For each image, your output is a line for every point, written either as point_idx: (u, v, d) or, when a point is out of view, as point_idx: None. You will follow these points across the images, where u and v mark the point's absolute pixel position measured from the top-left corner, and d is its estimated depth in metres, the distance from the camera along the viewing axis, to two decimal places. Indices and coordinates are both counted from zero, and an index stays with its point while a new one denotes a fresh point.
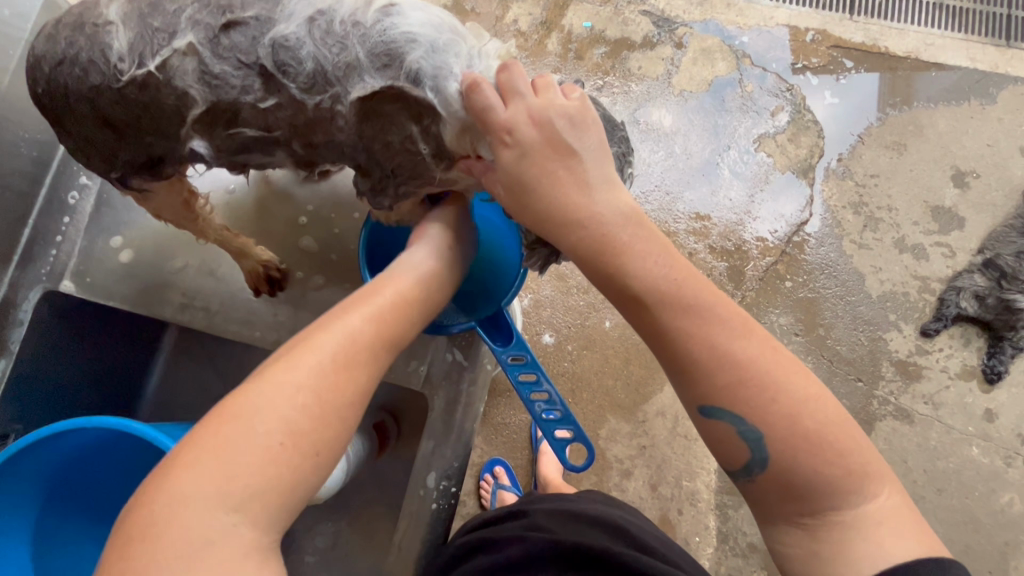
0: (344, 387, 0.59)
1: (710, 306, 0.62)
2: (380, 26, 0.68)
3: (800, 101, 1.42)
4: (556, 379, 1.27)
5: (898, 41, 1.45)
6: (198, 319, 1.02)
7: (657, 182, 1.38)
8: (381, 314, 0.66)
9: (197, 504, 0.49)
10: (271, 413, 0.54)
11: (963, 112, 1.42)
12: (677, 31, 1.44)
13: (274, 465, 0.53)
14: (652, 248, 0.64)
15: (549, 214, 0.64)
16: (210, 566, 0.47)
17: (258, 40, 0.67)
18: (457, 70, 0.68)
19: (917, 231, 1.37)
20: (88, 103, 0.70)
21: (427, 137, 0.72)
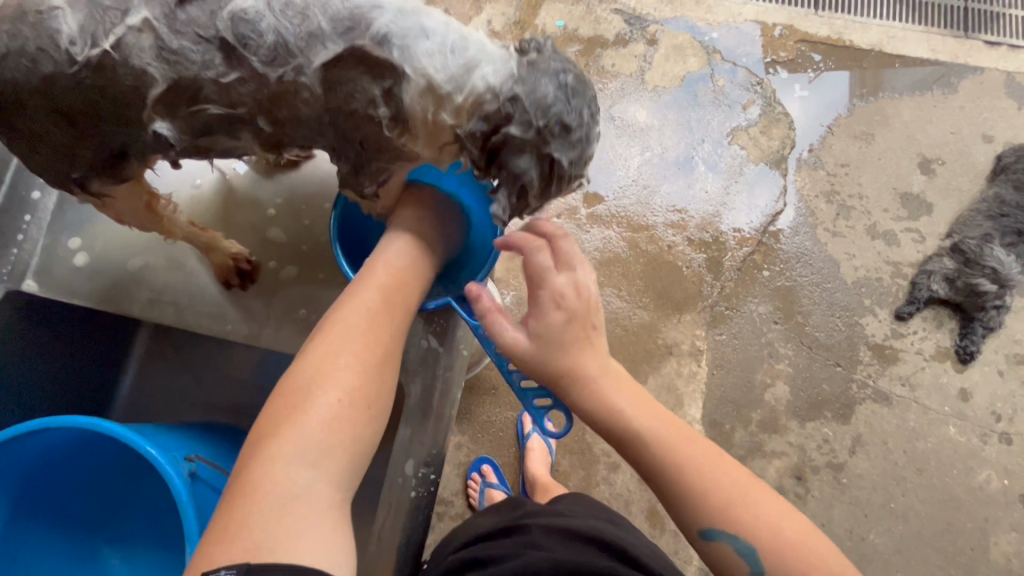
0: (377, 349, 0.65)
1: (682, 440, 0.69)
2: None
3: (770, 95, 1.45)
4: None
5: (862, 35, 1.49)
6: (167, 315, 1.03)
7: (634, 177, 1.40)
8: (388, 288, 0.72)
9: (278, 464, 0.54)
10: (323, 378, 0.60)
11: (927, 101, 1.46)
12: (648, 28, 1.46)
13: (340, 421, 0.58)
14: (625, 387, 0.72)
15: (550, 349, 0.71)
16: (303, 515, 0.52)
17: (217, 13, 0.66)
18: (426, 32, 0.68)
19: (887, 218, 1.40)
20: (39, 94, 0.68)
21: (388, 101, 0.70)
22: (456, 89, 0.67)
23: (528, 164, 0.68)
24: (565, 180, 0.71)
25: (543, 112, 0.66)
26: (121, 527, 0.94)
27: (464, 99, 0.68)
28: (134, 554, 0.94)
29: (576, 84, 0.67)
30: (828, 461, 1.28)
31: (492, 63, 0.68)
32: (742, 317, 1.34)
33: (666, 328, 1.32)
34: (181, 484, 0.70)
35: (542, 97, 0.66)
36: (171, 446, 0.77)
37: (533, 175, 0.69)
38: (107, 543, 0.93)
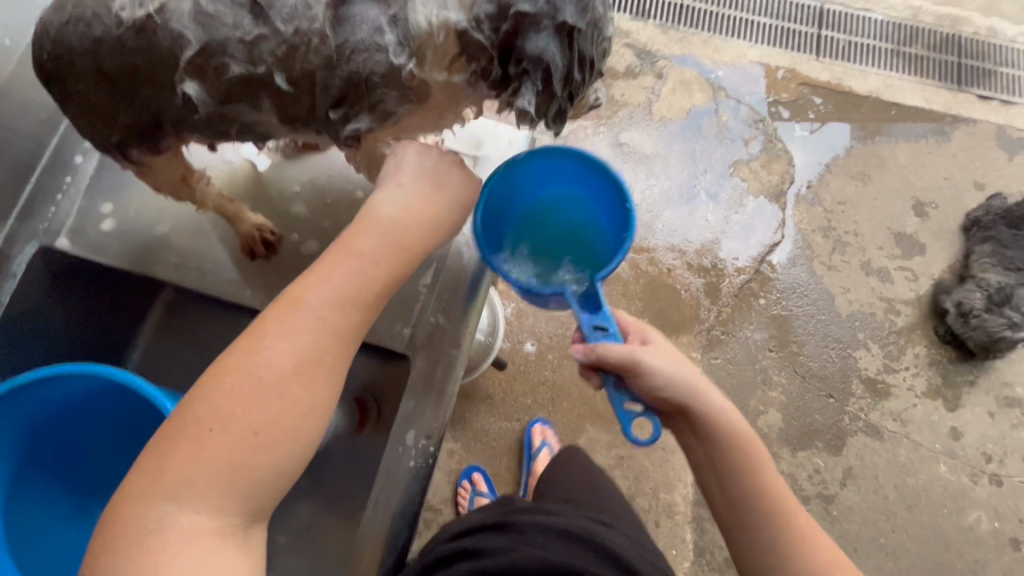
0: (285, 374, 0.54)
1: (788, 508, 0.71)
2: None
3: (772, 132, 1.51)
4: (536, 387, 1.29)
5: (861, 81, 1.57)
6: (190, 280, 0.93)
7: (638, 202, 1.44)
8: (330, 292, 0.57)
9: (154, 481, 0.51)
10: (217, 396, 0.53)
11: (921, 148, 1.52)
12: (658, 63, 1.54)
13: (223, 450, 0.52)
14: (741, 447, 0.73)
15: (690, 406, 0.70)
16: (166, 540, 0.50)
17: None
18: None
19: (882, 255, 1.44)
20: (90, 59, 0.71)
21: (394, 27, 0.66)
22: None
23: (547, 41, 0.60)
24: (585, 58, 0.65)
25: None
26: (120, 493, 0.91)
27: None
28: None
29: None
30: (819, 492, 1.28)
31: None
32: (738, 343, 1.36)
33: None
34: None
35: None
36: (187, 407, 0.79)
37: (554, 54, 0.61)
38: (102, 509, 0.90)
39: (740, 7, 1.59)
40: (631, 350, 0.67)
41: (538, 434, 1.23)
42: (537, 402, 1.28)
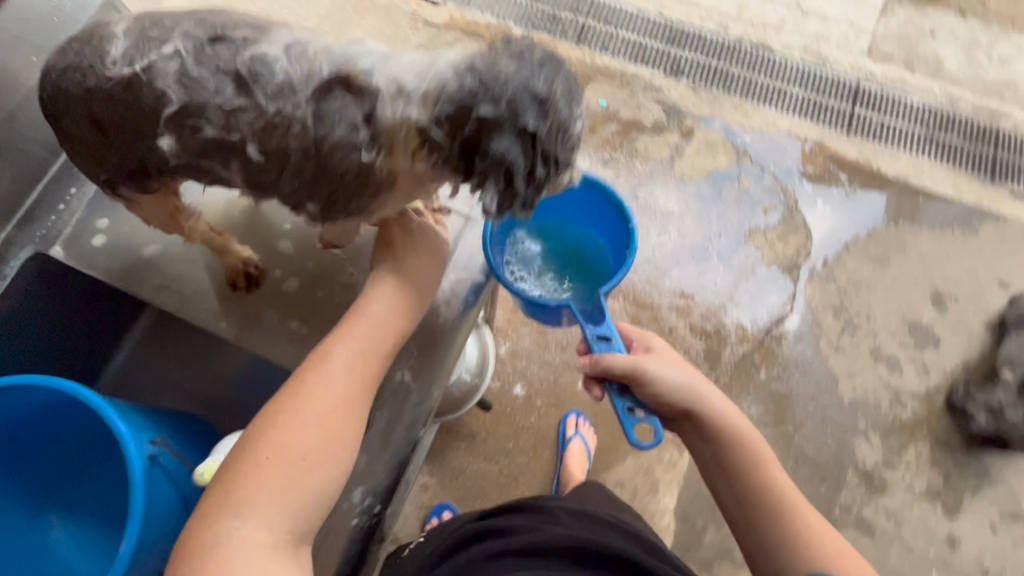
0: (332, 408, 0.65)
1: (794, 502, 0.75)
2: (337, 56, 0.75)
3: (792, 203, 1.50)
4: (520, 432, 1.28)
5: (890, 163, 1.54)
6: (171, 303, 0.96)
7: (648, 256, 1.44)
8: (358, 343, 0.71)
9: (221, 504, 0.58)
10: (275, 429, 0.63)
11: (946, 238, 1.48)
12: (685, 122, 1.54)
13: (285, 469, 0.60)
14: (745, 448, 0.79)
15: (692, 406, 0.79)
16: (237, 552, 0.55)
17: (239, 54, 0.74)
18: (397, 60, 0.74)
19: (893, 343, 1.40)
20: (82, 104, 0.76)
21: (364, 125, 0.73)
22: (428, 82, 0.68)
23: (508, 143, 0.64)
24: (550, 157, 0.66)
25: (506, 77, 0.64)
26: (76, 495, 0.91)
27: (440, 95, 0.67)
28: (80, 521, 0.91)
29: (544, 57, 0.66)
30: None
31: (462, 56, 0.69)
32: None
33: None
34: (141, 467, 0.67)
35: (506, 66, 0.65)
36: (140, 426, 0.74)
37: (516, 155, 0.64)
38: (56, 509, 0.91)
39: (774, 76, 1.60)
40: (633, 359, 0.77)
41: (572, 425, 1.26)
42: (519, 447, 1.26)
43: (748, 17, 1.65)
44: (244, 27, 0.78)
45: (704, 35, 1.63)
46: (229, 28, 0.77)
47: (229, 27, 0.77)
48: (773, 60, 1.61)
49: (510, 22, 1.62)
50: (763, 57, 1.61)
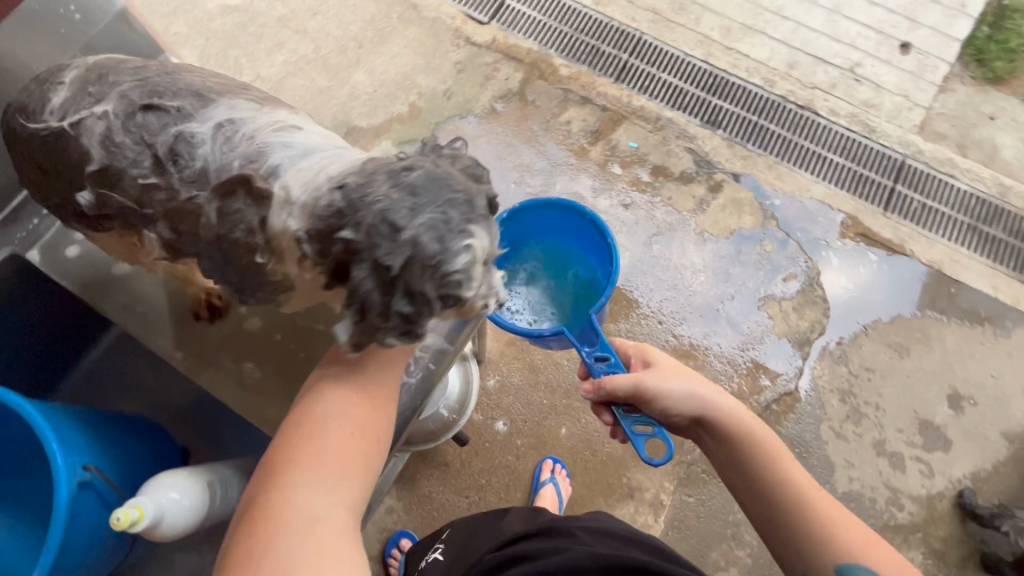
0: (381, 411, 0.73)
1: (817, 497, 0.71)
2: (255, 146, 0.75)
3: (814, 275, 1.44)
4: (495, 470, 1.25)
5: (926, 248, 1.46)
6: (134, 323, 1.01)
7: (654, 309, 1.41)
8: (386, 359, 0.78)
9: (302, 489, 0.62)
10: (338, 423, 0.69)
11: (975, 336, 1.40)
12: (715, 176, 1.50)
13: (356, 458, 0.67)
14: (760, 446, 0.75)
15: (701, 412, 0.77)
16: (326, 532, 0.59)
17: (169, 127, 0.76)
18: (304, 163, 0.72)
19: (899, 439, 1.33)
20: (23, 146, 0.82)
21: (261, 228, 0.72)
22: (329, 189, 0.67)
23: (364, 278, 0.63)
24: (416, 293, 0.62)
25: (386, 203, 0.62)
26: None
27: (334, 203, 0.65)
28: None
29: (422, 184, 0.62)
30: None
31: (369, 165, 0.67)
32: (719, 486, 1.26)
33: (635, 470, 1.26)
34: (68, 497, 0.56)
35: (394, 187, 0.63)
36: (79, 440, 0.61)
37: (370, 290, 0.63)
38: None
39: (815, 140, 1.54)
40: (633, 378, 0.77)
41: (547, 470, 1.23)
42: (492, 485, 1.24)
43: (797, 75, 1.58)
44: (187, 93, 0.79)
45: (748, 88, 1.58)
46: (168, 96, 0.78)
47: (169, 93, 0.78)
48: (816, 123, 1.55)
49: (552, 50, 1.60)
50: (807, 119, 1.55)
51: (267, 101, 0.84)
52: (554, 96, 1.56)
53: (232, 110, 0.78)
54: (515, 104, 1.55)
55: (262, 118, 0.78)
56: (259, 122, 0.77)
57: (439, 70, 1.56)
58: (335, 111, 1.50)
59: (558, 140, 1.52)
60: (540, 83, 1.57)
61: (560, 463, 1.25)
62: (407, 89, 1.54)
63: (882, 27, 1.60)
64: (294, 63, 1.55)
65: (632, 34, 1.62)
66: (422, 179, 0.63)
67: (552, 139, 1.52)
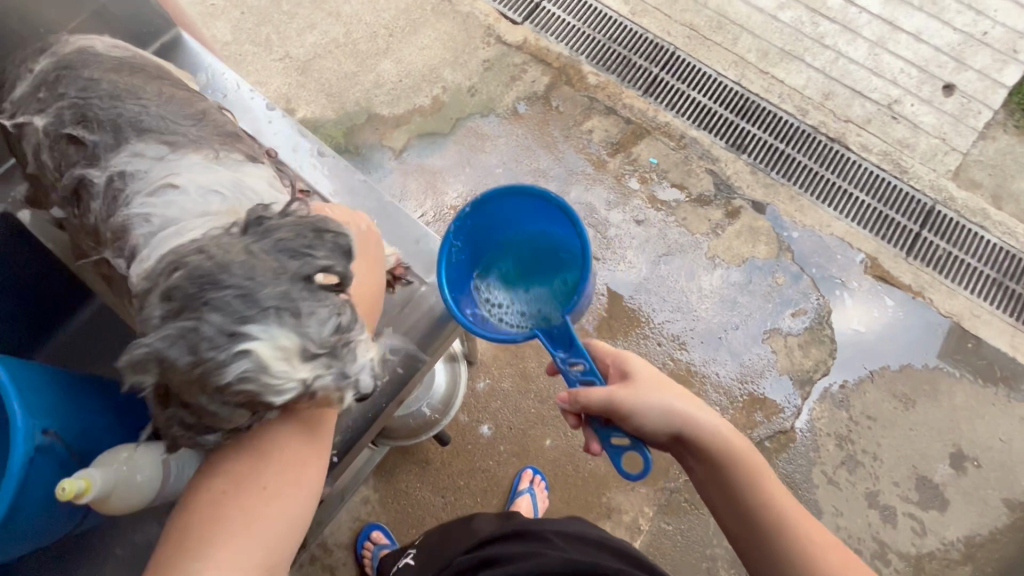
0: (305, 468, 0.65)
1: (795, 518, 0.70)
2: (136, 207, 0.67)
3: (824, 313, 1.40)
4: (474, 473, 1.24)
5: (946, 299, 1.41)
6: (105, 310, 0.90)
7: (655, 329, 1.39)
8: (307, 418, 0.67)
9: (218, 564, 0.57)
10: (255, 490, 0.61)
11: (987, 395, 1.34)
12: (733, 201, 1.47)
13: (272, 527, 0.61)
14: (739, 466, 0.72)
15: (679, 429, 0.72)
16: None
17: (80, 164, 0.71)
18: (164, 242, 0.64)
19: (894, 492, 1.28)
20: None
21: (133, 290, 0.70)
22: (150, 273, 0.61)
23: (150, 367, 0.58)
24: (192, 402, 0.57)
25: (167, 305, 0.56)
26: None
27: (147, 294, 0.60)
28: None
29: (220, 301, 0.55)
30: None
31: (189, 246, 0.61)
32: (699, 518, 1.23)
33: (615, 490, 1.24)
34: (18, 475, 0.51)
35: (180, 286, 0.56)
36: (47, 412, 0.56)
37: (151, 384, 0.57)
38: None
39: (842, 175, 1.49)
40: (607, 390, 0.69)
41: (526, 479, 1.22)
42: (469, 488, 1.23)
43: (831, 106, 1.54)
44: (106, 124, 0.71)
45: (779, 114, 1.54)
46: (94, 127, 0.71)
47: (91, 121, 0.71)
48: (846, 158, 1.50)
49: (582, 57, 1.58)
50: (836, 152, 1.51)
51: (189, 145, 0.72)
52: (578, 103, 1.54)
53: (134, 155, 0.70)
54: (539, 108, 1.53)
55: (161, 171, 0.69)
56: (155, 177, 0.69)
57: (466, 66, 1.56)
58: (358, 97, 1.51)
59: (577, 148, 1.51)
60: (565, 89, 1.55)
61: (540, 474, 1.24)
62: (432, 82, 1.54)
63: (927, 66, 1.54)
64: (323, 44, 1.56)
65: (665, 48, 1.59)
66: (210, 272, 0.56)
67: (571, 146, 1.50)
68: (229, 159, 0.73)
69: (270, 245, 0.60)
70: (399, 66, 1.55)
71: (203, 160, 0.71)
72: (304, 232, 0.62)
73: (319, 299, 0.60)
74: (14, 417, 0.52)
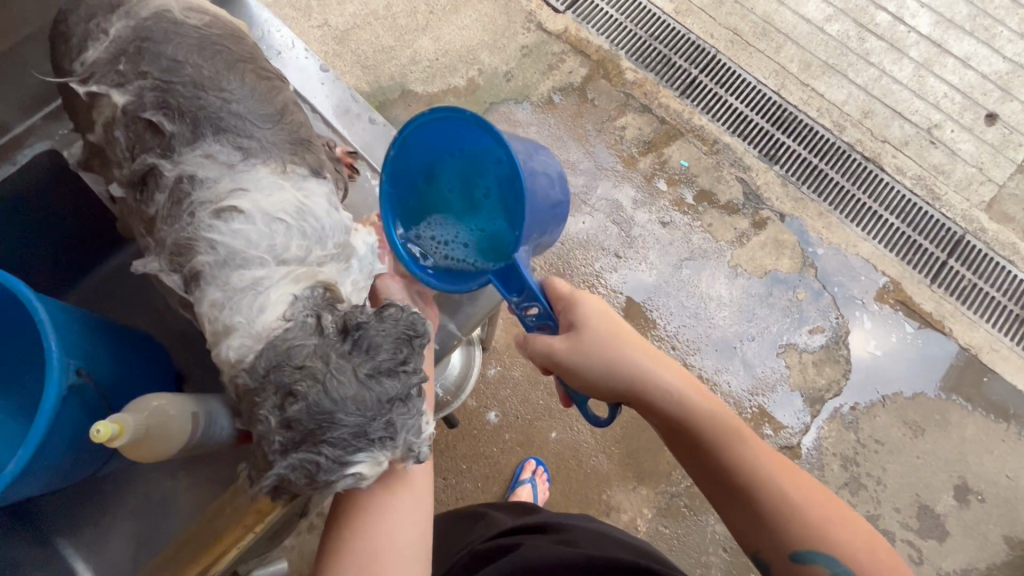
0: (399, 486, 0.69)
1: (771, 473, 0.63)
2: (205, 222, 0.59)
3: (842, 333, 1.39)
4: (478, 458, 1.25)
5: (966, 330, 1.39)
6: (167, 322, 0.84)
7: (669, 332, 1.38)
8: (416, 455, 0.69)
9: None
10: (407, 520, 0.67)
11: (997, 431, 1.33)
12: (761, 212, 1.46)
13: None
14: (701, 419, 0.66)
15: (621, 382, 0.67)
16: None
17: (169, 161, 0.63)
18: (240, 300, 0.57)
19: (895, 519, 1.28)
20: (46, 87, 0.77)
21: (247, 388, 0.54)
22: (246, 355, 0.55)
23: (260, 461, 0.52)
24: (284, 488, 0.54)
25: (282, 421, 0.51)
26: None
27: (256, 393, 0.53)
28: None
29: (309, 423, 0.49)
30: None
31: (286, 342, 0.53)
32: (697, 525, 1.23)
33: (616, 489, 1.24)
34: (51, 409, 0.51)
35: (289, 404, 0.50)
36: (80, 351, 0.56)
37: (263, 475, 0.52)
38: None
39: (873, 195, 1.47)
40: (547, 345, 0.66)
41: (528, 470, 1.22)
42: (472, 472, 1.24)
43: (870, 125, 1.51)
44: (191, 121, 0.63)
45: (816, 128, 1.52)
46: (174, 117, 0.63)
47: (177, 110, 0.63)
48: (879, 178, 1.48)
49: (621, 52, 1.56)
50: (869, 172, 1.49)
51: (289, 170, 0.64)
52: (613, 98, 1.52)
53: (236, 178, 0.62)
54: (573, 100, 1.52)
55: (292, 231, 0.61)
56: (257, 212, 0.60)
57: (503, 50, 1.54)
58: (393, 72, 1.49)
59: (608, 143, 1.49)
60: (602, 83, 1.53)
61: (543, 466, 1.24)
62: (468, 63, 1.52)
63: (971, 92, 1.51)
64: (362, 16, 1.54)
65: (707, 51, 1.57)
66: (314, 397, 0.50)
67: (602, 141, 1.49)
68: (294, 174, 0.64)
69: (360, 354, 0.52)
70: (437, 44, 1.53)
71: (272, 175, 0.62)
72: (398, 347, 0.52)
73: (415, 411, 0.52)
74: (49, 355, 0.51)
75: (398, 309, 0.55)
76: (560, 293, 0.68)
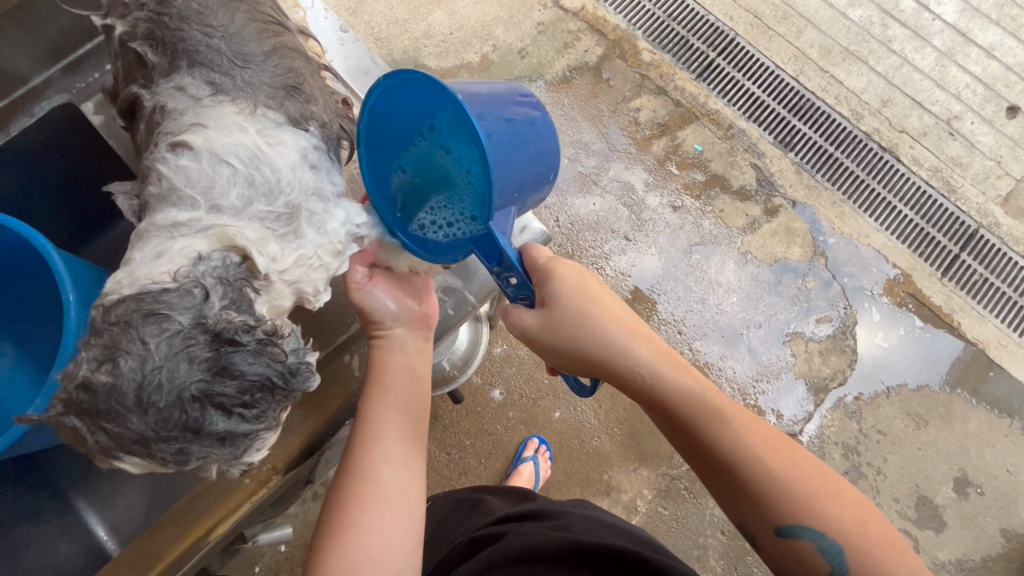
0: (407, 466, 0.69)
1: (758, 454, 0.62)
2: (159, 153, 0.53)
3: (850, 323, 1.38)
4: (480, 434, 1.26)
5: (975, 324, 1.39)
6: None
7: (676, 317, 1.38)
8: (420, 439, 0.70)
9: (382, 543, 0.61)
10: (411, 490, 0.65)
11: (1000, 426, 1.33)
12: (773, 199, 1.44)
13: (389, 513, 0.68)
14: (685, 401, 0.64)
15: (602, 361, 0.65)
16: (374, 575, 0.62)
17: (151, 90, 0.58)
18: (154, 241, 0.50)
19: (894, 508, 1.28)
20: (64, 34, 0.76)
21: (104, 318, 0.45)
22: (113, 297, 0.47)
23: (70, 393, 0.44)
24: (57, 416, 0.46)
25: (82, 379, 0.43)
26: None
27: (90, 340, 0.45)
28: None
29: (104, 397, 0.43)
30: None
31: (154, 303, 0.45)
32: (696, 507, 1.24)
33: (617, 469, 1.25)
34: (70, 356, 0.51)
35: (99, 369, 0.43)
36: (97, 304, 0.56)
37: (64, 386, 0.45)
38: None
39: (888, 186, 1.45)
40: (533, 321, 0.65)
41: (531, 448, 1.23)
42: (474, 448, 1.25)
43: (888, 114, 1.49)
44: (170, 53, 0.58)
45: (833, 116, 1.49)
46: (158, 47, 0.58)
47: (161, 38, 0.58)
48: (894, 169, 1.46)
49: (638, 32, 1.53)
50: (885, 163, 1.47)
51: (249, 110, 0.56)
52: (629, 79, 1.50)
53: (201, 112, 0.55)
54: (588, 79, 1.50)
55: (224, 178, 0.52)
56: (199, 152, 0.52)
57: (518, 27, 1.51)
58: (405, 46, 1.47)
59: (621, 125, 1.47)
60: (618, 63, 1.51)
61: (545, 444, 1.25)
62: (482, 39, 1.50)
63: (993, 83, 1.48)
64: None
65: (725, 33, 1.54)
66: (126, 382, 0.43)
67: (615, 123, 1.47)
68: (265, 119, 0.57)
69: (208, 371, 0.45)
70: (452, 19, 1.51)
71: (236, 117, 0.55)
72: (251, 389, 0.48)
73: (223, 452, 0.48)
74: (66, 307, 0.51)
75: (279, 349, 0.50)
76: (537, 264, 0.65)
